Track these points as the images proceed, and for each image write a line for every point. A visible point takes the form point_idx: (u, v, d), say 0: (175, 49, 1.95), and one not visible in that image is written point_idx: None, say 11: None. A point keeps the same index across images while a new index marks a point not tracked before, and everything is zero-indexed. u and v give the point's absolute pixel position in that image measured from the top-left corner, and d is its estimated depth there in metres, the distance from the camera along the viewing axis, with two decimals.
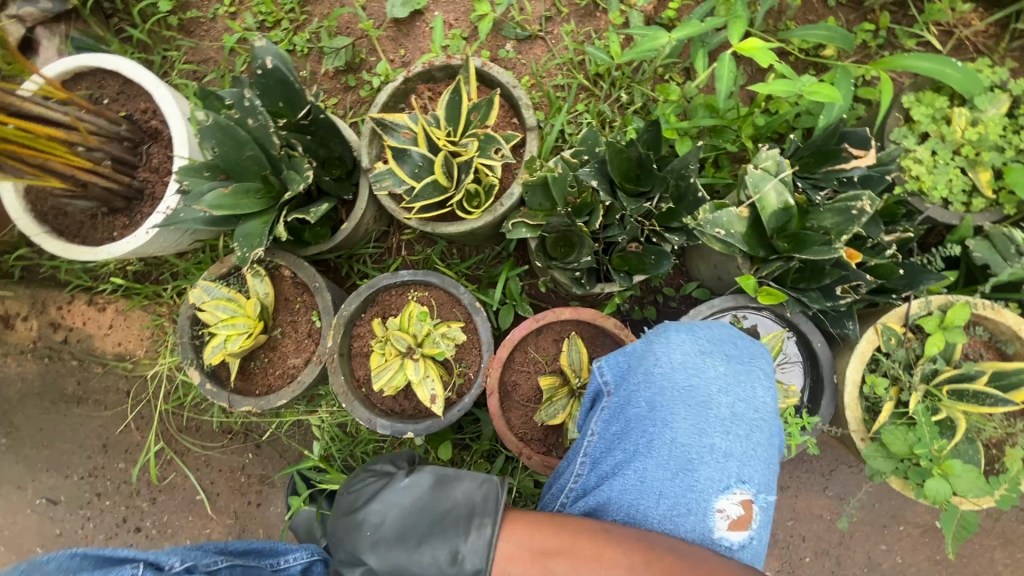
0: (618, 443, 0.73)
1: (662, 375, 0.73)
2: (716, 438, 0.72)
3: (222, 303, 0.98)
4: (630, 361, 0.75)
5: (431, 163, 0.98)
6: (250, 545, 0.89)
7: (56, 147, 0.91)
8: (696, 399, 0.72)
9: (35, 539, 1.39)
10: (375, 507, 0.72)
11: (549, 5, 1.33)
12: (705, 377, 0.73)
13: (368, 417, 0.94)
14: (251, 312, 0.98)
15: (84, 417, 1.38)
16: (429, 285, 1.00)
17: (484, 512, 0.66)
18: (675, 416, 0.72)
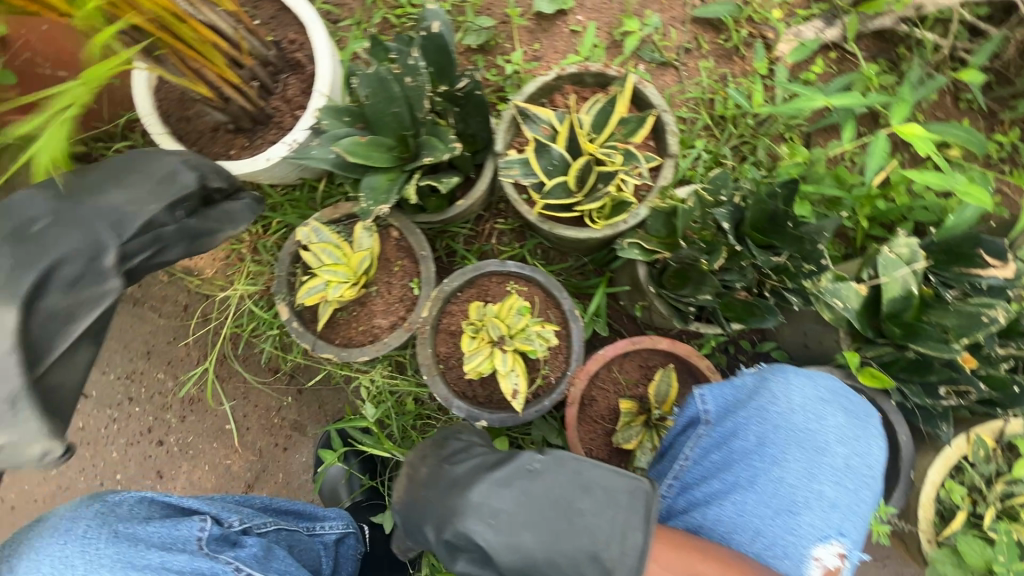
0: (721, 471, 0.77)
1: (780, 414, 0.78)
2: (824, 487, 0.76)
3: (331, 249, 0.98)
4: (744, 396, 0.81)
5: (567, 165, 0.96)
6: (294, 504, 1.00)
7: (215, 55, 0.90)
8: (811, 443, 0.77)
9: None
10: (498, 491, 0.58)
11: (691, 38, 1.34)
12: (824, 425, 0.78)
13: (446, 395, 0.94)
14: (358, 263, 0.98)
15: (135, 320, 1.37)
16: (532, 281, 1.00)
17: (633, 517, 0.57)
18: (787, 456, 0.76)
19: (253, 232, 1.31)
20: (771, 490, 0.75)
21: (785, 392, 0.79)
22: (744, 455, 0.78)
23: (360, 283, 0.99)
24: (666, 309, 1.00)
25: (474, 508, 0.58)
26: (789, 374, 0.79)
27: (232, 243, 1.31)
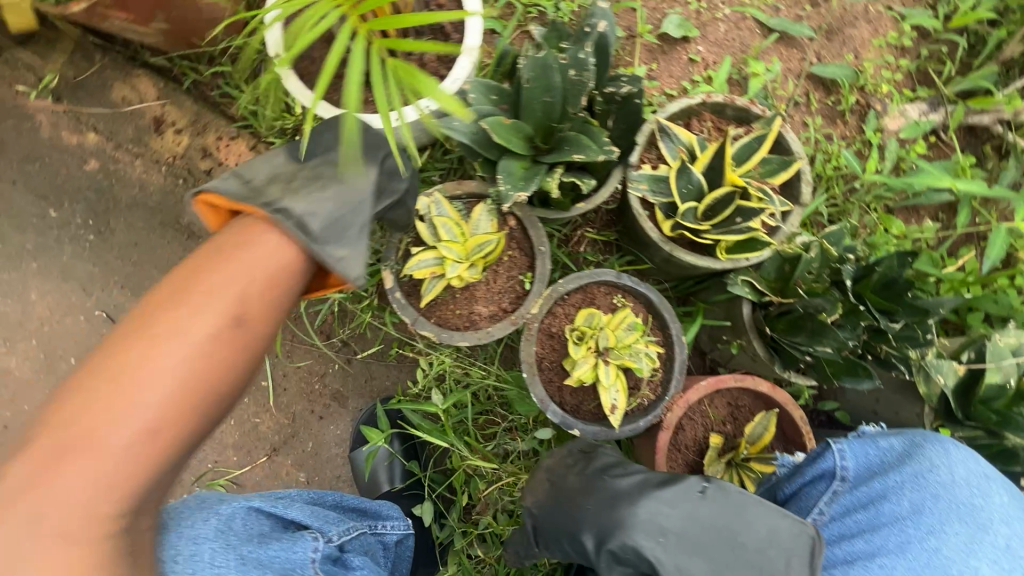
0: (867, 532, 0.78)
1: (938, 482, 0.79)
2: (989, 567, 0.75)
3: (450, 224, 0.93)
4: (885, 458, 0.83)
5: (702, 190, 0.96)
6: (357, 503, 0.95)
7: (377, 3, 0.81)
8: (974, 518, 0.77)
9: (74, 350, 1.28)
10: (663, 514, 0.71)
11: (802, 93, 1.36)
12: (987, 501, 0.79)
13: (543, 398, 0.92)
14: (476, 244, 0.93)
15: (187, 253, 1.29)
16: (641, 299, 0.99)
17: (791, 554, 0.68)
18: (946, 527, 0.77)
19: None
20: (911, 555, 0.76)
21: (942, 463, 0.80)
22: (883, 520, 0.78)
23: (477, 265, 0.94)
24: (766, 355, 1.00)
25: (642, 525, 0.71)
26: (940, 440, 0.81)
27: None
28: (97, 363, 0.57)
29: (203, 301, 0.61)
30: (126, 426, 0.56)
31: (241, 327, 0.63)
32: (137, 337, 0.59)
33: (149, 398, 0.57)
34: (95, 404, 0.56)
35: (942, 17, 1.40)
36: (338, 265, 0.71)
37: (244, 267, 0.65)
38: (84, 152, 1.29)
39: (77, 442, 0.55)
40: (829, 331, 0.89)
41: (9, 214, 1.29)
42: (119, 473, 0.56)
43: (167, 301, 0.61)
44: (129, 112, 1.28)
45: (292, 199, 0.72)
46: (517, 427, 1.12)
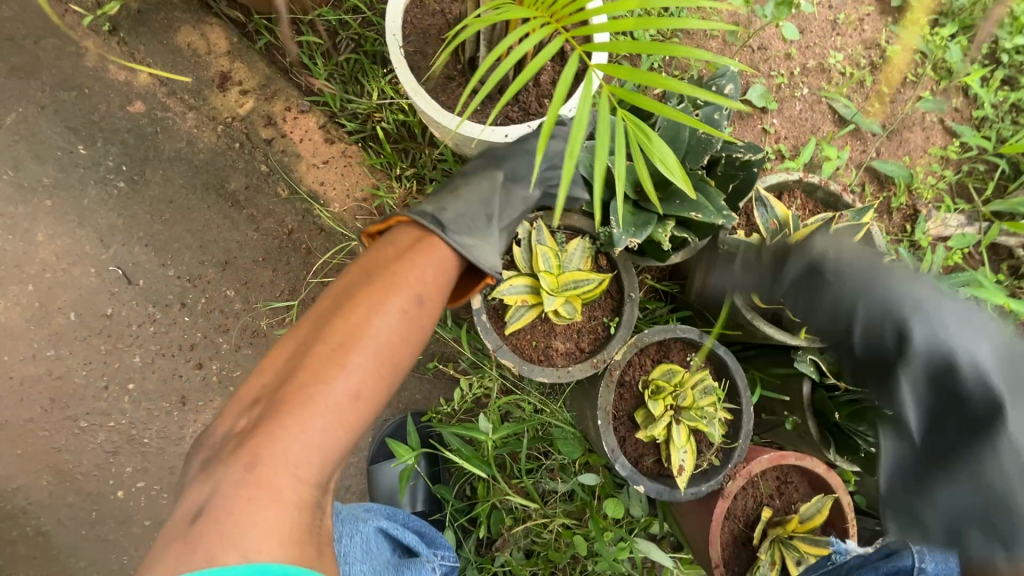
0: None
1: None
2: None
3: (549, 253, 0.89)
4: None
5: None
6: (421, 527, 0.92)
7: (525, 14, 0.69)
8: None
9: (75, 304, 1.14)
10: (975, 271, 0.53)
11: (858, 184, 1.43)
12: None
13: (614, 449, 0.89)
14: (572, 279, 0.89)
15: (226, 222, 1.19)
16: (714, 361, 0.99)
17: None
18: None
19: (405, 185, 1.18)
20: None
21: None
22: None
23: (570, 301, 0.90)
24: (817, 434, 1.02)
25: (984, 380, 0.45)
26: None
27: (377, 188, 1.18)
28: (318, 347, 0.58)
29: (401, 282, 0.64)
30: (340, 401, 0.56)
31: (420, 307, 0.64)
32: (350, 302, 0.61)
33: (355, 370, 0.57)
34: (313, 365, 0.57)
35: (989, 140, 1.50)
36: (464, 246, 0.71)
37: (423, 263, 0.67)
38: (130, 92, 1.17)
39: (287, 411, 0.54)
40: None
41: (30, 142, 1.15)
42: (328, 445, 0.54)
43: (376, 277, 0.64)
44: (192, 60, 1.18)
45: (426, 204, 0.76)
46: (557, 467, 1.08)
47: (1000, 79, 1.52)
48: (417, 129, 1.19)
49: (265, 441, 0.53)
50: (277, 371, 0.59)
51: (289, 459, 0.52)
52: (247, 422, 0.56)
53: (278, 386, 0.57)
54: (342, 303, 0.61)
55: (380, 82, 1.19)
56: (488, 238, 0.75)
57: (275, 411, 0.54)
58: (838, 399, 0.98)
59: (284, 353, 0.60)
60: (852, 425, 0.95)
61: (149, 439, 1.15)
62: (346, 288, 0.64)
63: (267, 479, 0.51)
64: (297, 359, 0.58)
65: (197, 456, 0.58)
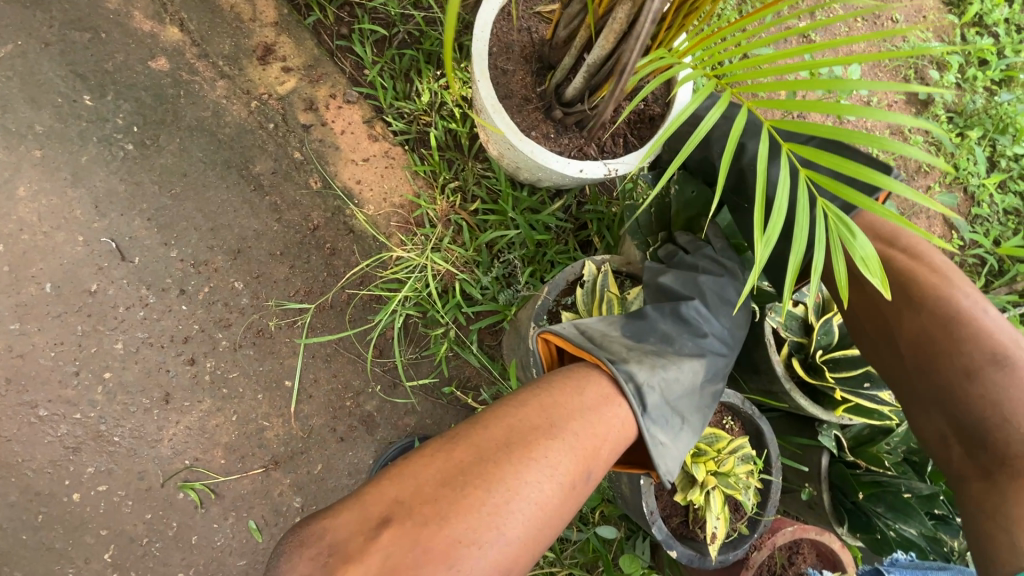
0: None
1: None
2: None
3: (613, 300, 0.88)
4: None
5: (833, 343, 0.99)
6: None
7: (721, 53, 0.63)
8: None
9: (53, 274, 0.99)
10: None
11: None
12: None
13: (654, 511, 0.86)
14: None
15: (244, 207, 1.07)
16: (748, 427, 0.98)
17: None
18: None
19: (448, 198, 1.11)
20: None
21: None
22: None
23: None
24: (830, 507, 1.04)
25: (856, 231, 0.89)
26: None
27: (419, 197, 1.11)
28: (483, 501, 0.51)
29: (573, 444, 0.58)
30: (484, 565, 0.49)
31: (588, 477, 0.59)
32: (521, 446, 0.56)
33: (511, 532, 0.51)
34: (469, 508, 0.50)
35: (987, 237, 1.58)
36: (654, 449, 0.67)
37: (599, 426, 0.62)
38: (155, 45, 1.04)
39: (431, 566, 0.46)
40: (915, 515, 0.94)
41: (26, 82, 1.00)
42: None
43: (551, 424, 0.59)
44: (233, 25, 1.07)
45: (637, 365, 0.70)
46: (574, 515, 1.04)
47: (1001, 182, 1.62)
48: (469, 140, 1.12)
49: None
50: (420, 494, 0.50)
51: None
52: (360, 545, 0.47)
53: (425, 515, 0.49)
54: (513, 446, 0.55)
55: (434, 84, 1.11)
56: (678, 438, 0.71)
57: (416, 558, 0.46)
58: (860, 477, 1.01)
59: (435, 474, 0.51)
60: (870, 505, 0.99)
61: (119, 438, 1.01)
62: (513, 422, 0.58)
63: None
64: (455, 492, 0.51)
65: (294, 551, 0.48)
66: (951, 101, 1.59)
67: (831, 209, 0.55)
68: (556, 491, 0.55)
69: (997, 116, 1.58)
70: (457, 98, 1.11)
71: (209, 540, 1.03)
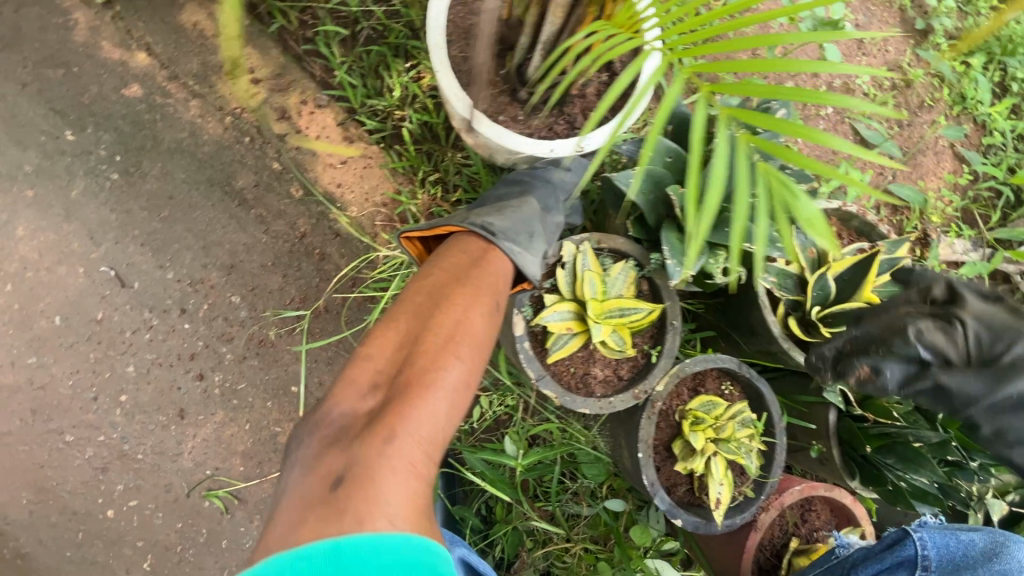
0: None
1: None
2: None
3: (595, 279, 0.87)
4: None
5: (829, 296, 0.98)
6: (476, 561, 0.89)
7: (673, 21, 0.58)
8: None
9: (61, 307, 1.04)
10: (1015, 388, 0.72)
11: (878, 204, 1.43)
12: None
13: (655, 483, 0.86)
14: (620, 306, 0.87)
15: (232, 222, 1.10)
16: (749, 389, 0.98)
17: None
18: None
19: (429, 191, 1.11)
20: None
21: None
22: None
23: (614, 329, 0.87)
24: (841, 462, 1.03)
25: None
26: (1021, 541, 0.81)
27: (400, 194, 1.11)
28: (427, 348, 0.68)
29: (481, 283, 0.75)
30: (448, 380, 0.66)
31: (499, 311, 0.76)
32: (446, 298, 0.73)
33: (460, 353, 0.69)
34: (423, 354, 0.67)
35: (999, 167, 1.51)
36: (515, 254, 0.79)
37: (494, 268, 0.78)
38: (126, 74, 1.06)
39: (411, 391, 0.64)
40: (926, 463, 0.92)
41: (9, 125, 1.03)
42: (441, 418, 0.64)
43: (463, 278, 0.75)
44: (198, 42, 1.07)
45: (484, 215, 0.84)
46: (583, 491, 1.06)
47: (1013, 107, 1.54)
48: (443, 131, 1.11)
49: (396, 422, 0.60)
50: (390, 362, 0.68)
51: (413, 442, 0.60)
52: (364, 403, 0.65)
53: (399, 371, 0.67)
54: (437, 305, 0.72)
55: (403, 78, 1.10)
56: (534, 246, 0.83)
57: (399, 393, 0.64)
58: (867, 430, 0.99)
59: (393, 344, 0.70)
60: (880, 457, 0.97)
61: (142, 455, 1.06)
62: (433, 290, 0.74)
63: (396, 448, 0.59)
64: (411, 349, 0.68)
65: (317, 434, 0.63)
66: (952, 28, 1.50)
67: (772, 174, 0.50)
68: (480, 318, 0.73)
69: (1004, 37, 1.50)
70: (427, 90, 1.10)
71: (238, 543, 1.09)
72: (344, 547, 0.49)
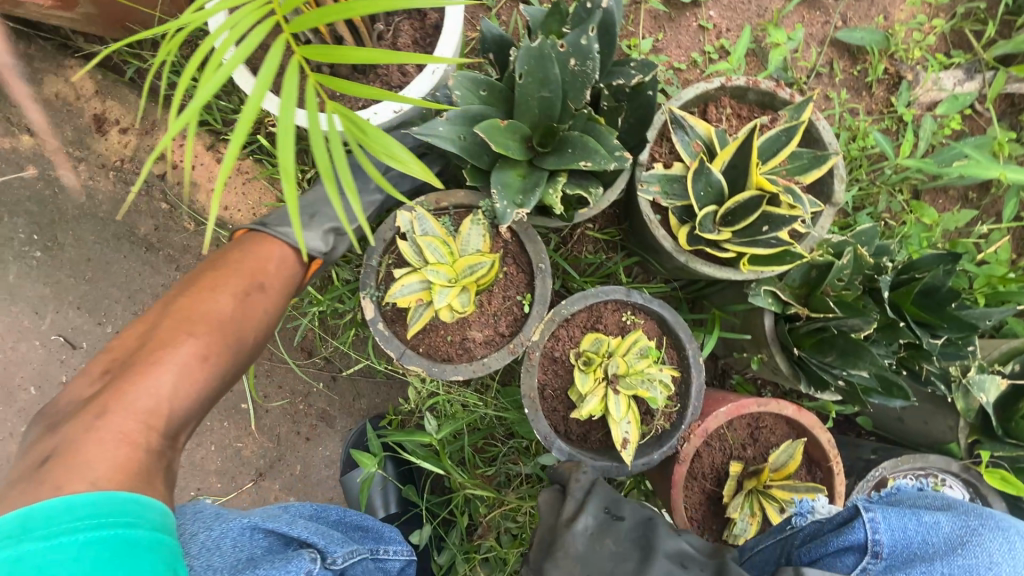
0: None
1: None
2: None
3: (436, 243, 0.82)
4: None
5: (722, 191, 0.85)
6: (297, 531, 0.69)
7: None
8: None
9: (33, 378, 1.17)
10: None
11: (827, 60, 1.22)
12: None
13: (547, 434, 0.83)
14: (467, 264, 0.82)
15: (146, 268, 1.16)
16: (653, 315, 0.89)
17: None
18: None
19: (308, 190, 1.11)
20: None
21: (1002, 559, 0.62)
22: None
23: (467, 288, 0.82)
24: (787, 370, 0.91)
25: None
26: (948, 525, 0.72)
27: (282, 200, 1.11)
28: (170, 335, 0.70)
29: (235, 269, 0.79)
30: (184, 353, 0.69)
31: (262, 293, 0.79)
32: (198, 287, 0.76)
33: (198, 333, 0.71)
34: (159, 338, 0.70)
35: None
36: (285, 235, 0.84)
37: (257, 254, 0.82)
38: (18, 158, 1.14)
39: (141, 367, 0.66)
40: (865, 354, 0.80)
41: None
42: (176, 388, 0.67)
43: (217, 269, 0.79)
44: (65, 110, 1.12)
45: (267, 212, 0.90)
46: (518, 450, 1.04)
47: None
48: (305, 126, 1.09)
49: (114, 395, 0.62)
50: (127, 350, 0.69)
51: (129, 413, 0.61)
52: (91, 387, 0.65)
53: (135, 353, 0.68)
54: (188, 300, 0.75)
55: None
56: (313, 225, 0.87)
57: (128, 373, 0.65)
58: (798, 330, 0.88)
59: (133, 337, 0.71)
60: (819, 356, 0.85)
61: None
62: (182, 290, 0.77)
63: (114, 409, 0.61)
64: (149, 339, 0.70)
65: (38, 423, 0.63)
66: None
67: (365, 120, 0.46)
68: (231, 298, 0.76)
69: None
70: None
71: None
72: (33, 511, 0.47)
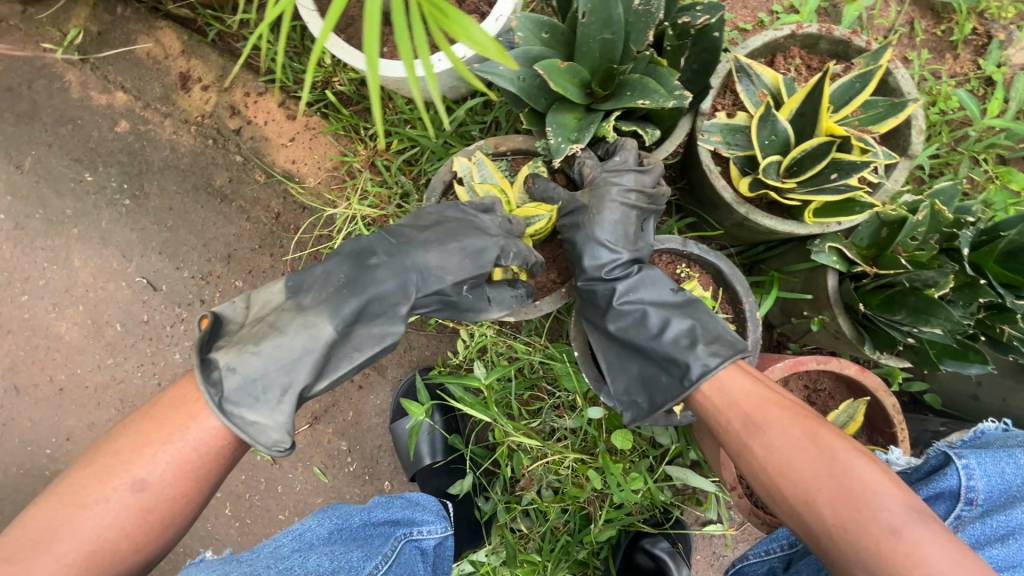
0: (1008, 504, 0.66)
1: None
2: None
3: (494, 190, 0.85)
4: None
5: (788, 140, 0.82)
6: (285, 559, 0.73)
7: None
8: None
9: (119, 316, 1.28)
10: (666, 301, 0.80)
11: (907, 20, 1.15)
12: None
13: (596, 379, 0.86)
14: (522, 215, 0.85)
15: (220, 218, 1.24)
16: (707, 267, 0.89)
17: (721, 346, 0.74)
18: None
19: (370, 145, 1.16)
20: (861, 453, 0.61)
21: None
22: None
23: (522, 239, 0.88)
24: (850, 332, 0.88)
25: (710, 337, 0.75)
26: None
27: (345, 155, 1.16)
28: (18, 526, 0.59)
29: (163, 461, 0.62)
30: (123, 484, 0.61)
31: (178, 451, 0.63)
32: (116, 462, 0.62)
33: (167, 459, 0.63)
34: (89, 480, 0.61)
35: None
36: (249, 429, 0.64)
37: (178, 442, 0.63)
38: (113, 113, 1.24)
39: (65, 516, 0.59)
40: (939, 311, 0.75)
41: (47, 180, 1.27)
42: (112, 529, 0.60)
43: (140, 446, 0.63)
44: (155, 68, 1.22)
45: (223, 349, 0.67)
46: (563, 404, 1.06)
47: None
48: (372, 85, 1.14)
49: (46, 538, 0.58)
50: (61, 494, 0.61)
51: (54, 569, 0.57)
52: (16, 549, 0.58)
53: (74, 490, 0.61)
54: (103, 445, 0.63)
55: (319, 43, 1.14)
56: (275, 410, 0.66)
57: (55, 517, 0.59)
58: (865, 288, 0.84)
59: (74, 477, 0.61)
60: (886, 315, 0.81)
61: None
62: (202, 475, 0.64)
63: (48, 547, 0.58)
64: (92, 467, 0.62)
65: None
66: None
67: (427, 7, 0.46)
68: (208, 442, 0.65)
69: None
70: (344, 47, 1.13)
71: (290, 486, 1.27)
72: None
